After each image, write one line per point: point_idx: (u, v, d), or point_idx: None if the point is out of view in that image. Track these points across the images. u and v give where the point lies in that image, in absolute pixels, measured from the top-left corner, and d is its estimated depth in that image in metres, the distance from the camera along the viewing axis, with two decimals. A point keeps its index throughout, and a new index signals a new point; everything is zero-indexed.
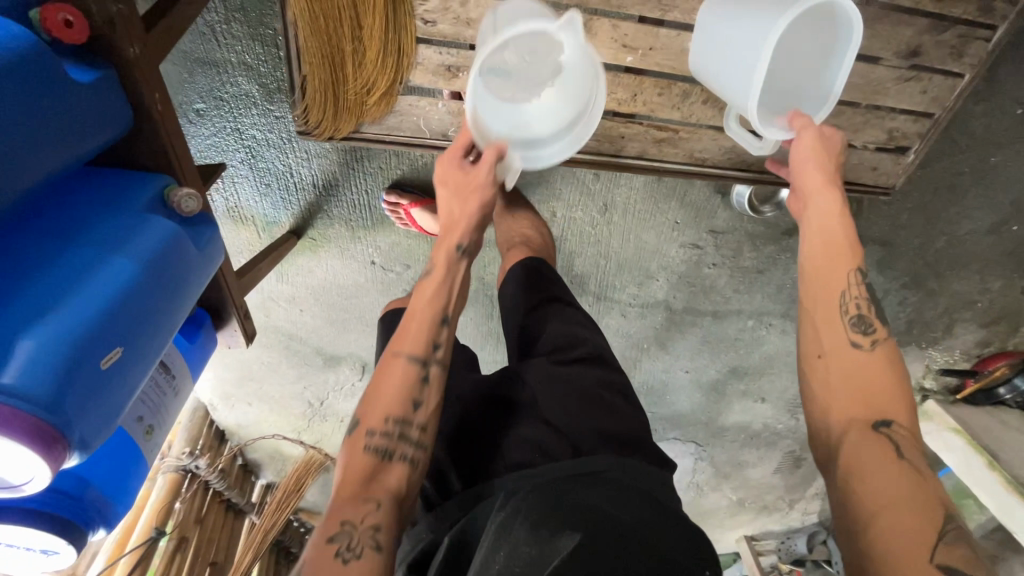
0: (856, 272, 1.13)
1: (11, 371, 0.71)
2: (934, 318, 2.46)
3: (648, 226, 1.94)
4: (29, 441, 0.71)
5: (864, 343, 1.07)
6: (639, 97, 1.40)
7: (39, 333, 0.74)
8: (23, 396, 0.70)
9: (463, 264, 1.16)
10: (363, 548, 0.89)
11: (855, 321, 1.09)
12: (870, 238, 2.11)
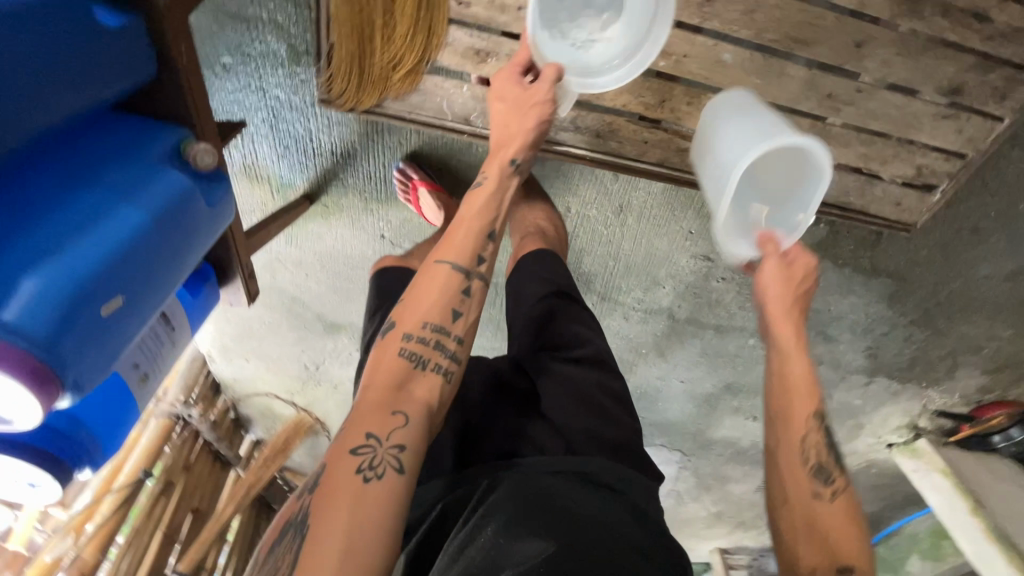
0: (813, 419, 1.12)
1: (12, 308, 0.72)
2: (938, 358, 2.43)
3: (660, 233, 1.92)
4: (25, 377, 0.72)
5: (824, 494, 1.06)
6: (667, 103, 1.38)
7: (41, 274, 0.75)
8: (22, 334, 0.72)
9: (513, 181, 1.16)
10: (388, 463, 0.87)
11: (813, 465, 1.09)
12: (884, 271, 2.08)
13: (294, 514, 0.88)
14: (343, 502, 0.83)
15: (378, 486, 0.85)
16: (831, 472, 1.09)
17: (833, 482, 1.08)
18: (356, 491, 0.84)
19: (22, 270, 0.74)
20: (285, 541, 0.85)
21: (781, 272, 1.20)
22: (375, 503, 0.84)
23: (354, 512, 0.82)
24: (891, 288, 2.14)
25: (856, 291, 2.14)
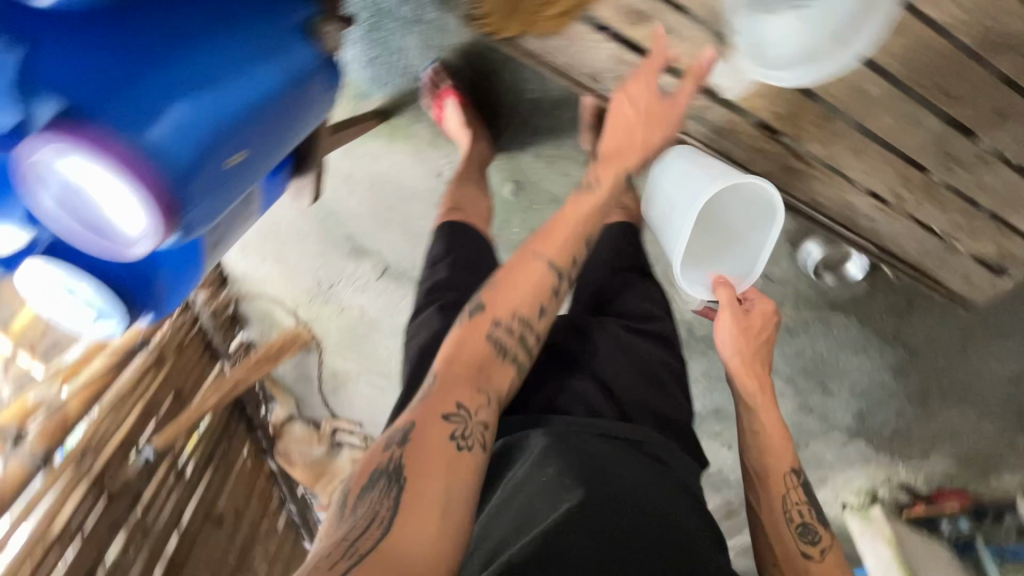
0: (792, 474, 1.24)
1: (157, 136, 0.83)
2: (919, 437, 2.52)
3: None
4: (150, 200, 0.84)
5: (815, 554, 1.17)
6: (795, 119, 1.35)
7: (185, 109, 0.86)
8: (161, 161, 0.83)
9: (623, 189, 1.25)
10: (476, 434, 0.89)
11: (801, 519, 1.21)
12: (903, 342, 2.12)
13: (382, 466, 0.84)
14: (439, 458, 0.83)
15: (470, 453, 0.87)
16: (822, 527, 1.22)
17: (819, 537, 1.20)
18: (450, 452, 0.85)
19: (169, 102, 0.85)
20: (374, 492, 0.81)
21: (738, 322, 1.32)
22: (469, 466, 0.85)
23: (449, 475, 0.82)
24: (903, 360, 2.19)
25: (869, 354, 2.19)
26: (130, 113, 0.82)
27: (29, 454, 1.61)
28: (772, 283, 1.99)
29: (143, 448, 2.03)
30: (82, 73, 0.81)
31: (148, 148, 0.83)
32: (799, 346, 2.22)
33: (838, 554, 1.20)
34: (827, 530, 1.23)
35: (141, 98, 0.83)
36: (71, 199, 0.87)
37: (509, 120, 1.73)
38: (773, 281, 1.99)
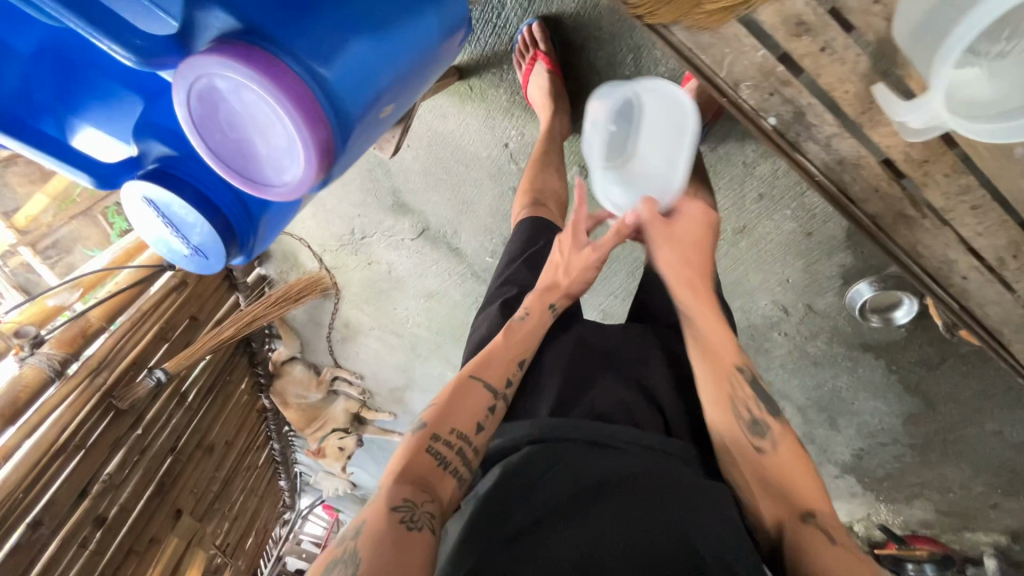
0: (737, 369, 1.13)
1: (331, 70, 0.76)
2: (909, 481, 2.56)
3: (762, 266, 1.89)
4: (315, 145, 0.75)
5: (768, 448, 1.05)
6: (929, 166, 1.00)
7: (360, 48, 0.78)
8: (330, 98, 0.77)
9: (552, 318, 1.25)
10: (426, 522, 0.89)
11: (756, 417, 1.08)
12: (925, 392, 2.11)
13: (335, 558, 0.85)
14: (384, 547, 0.84)
15: (420, 539, 0.86)
16: (763, 414, 1.09)
17: (772, 430, 1.07)
18: (400, 536, 0.85)
19: (347, 36, 0.76)
20: (333, 574, 0.82)
21: (661, 235, 1.23)
22: (421, 550, 0.85)
23: (403, 558, 0.83)
24: (916, 409, 2.19)
25: (886, 399, 2.20)
26: (307, 43, 0.73)
27: (43, 357, 1.51)
28: (812, 312, 1.97)
29: (154, 368, 1.84)
30: None
31: (322, 85, 0.75)
32: (819, 379, 2.22)
33: (802, 452, 1.06)
34: (778, 416, 1.10)
35: (319, 28, 0.74)
36: (216, 127, 0.77)
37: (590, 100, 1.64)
38: (813, 311, 1.97)
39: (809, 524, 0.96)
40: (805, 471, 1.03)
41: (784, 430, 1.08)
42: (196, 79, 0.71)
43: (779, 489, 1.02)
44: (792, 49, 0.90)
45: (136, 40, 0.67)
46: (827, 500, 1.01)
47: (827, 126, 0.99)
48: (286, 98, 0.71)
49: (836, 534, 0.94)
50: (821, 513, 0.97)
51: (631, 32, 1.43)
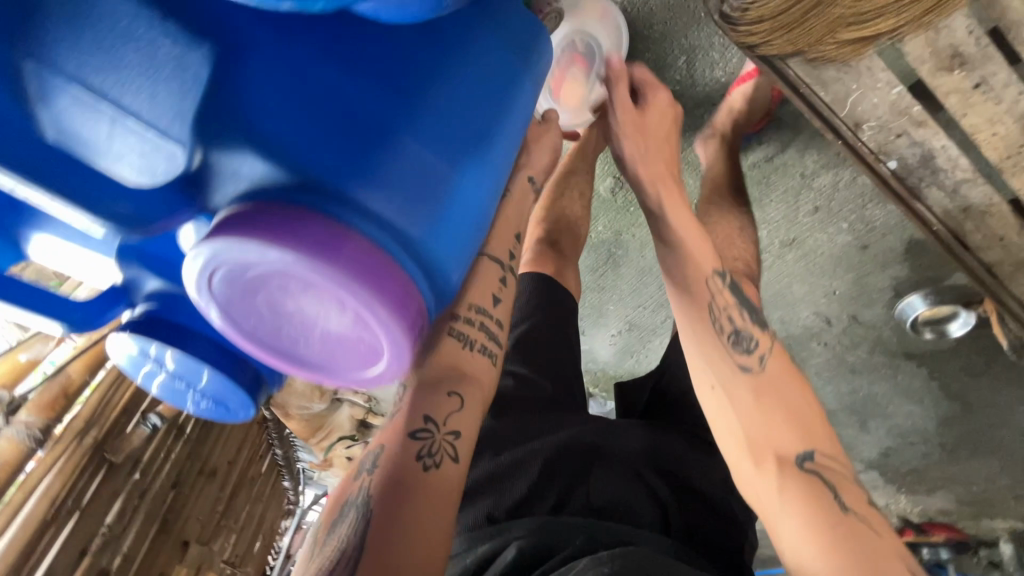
0: (715, 275, 0.74)
1: (420, 216, 0.35)
2: (934, 481, 1.82)
3: (804, 279, 1.31)
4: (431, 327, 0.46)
5: (753, 366, 0.69)
6: None
7: (465, 176, 0.39)
8: (427, 265, 0.37)
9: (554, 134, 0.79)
10: (447, 452, 0.54)
11: (740, 326, 0.71)
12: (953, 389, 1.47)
13: (347, 503, 0.55)
14: (395, 500, 0.51)
15: (444, 485, 0.53)
16: (750, 324, 0.72)
17: (756, 342, 0.71)
18: (416, 487, 0.52)
19: (442, 161, 0.38)
20: (343, 527, 0.53)
21: (625, 126, 0.81)
22: (448, 499, 0.53)
23: (418, 507, 0.51)
24: (952, 410, 1.53)
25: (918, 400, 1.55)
26: (384, 191, 0.34)
27: (21, 428, 1.22)
28: (858, 325, 1.37)
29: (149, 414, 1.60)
30: (316, 115, 0.35)
31: (423, 267, 0.36)
32: (853, 383, 1.56)
33: (794, 373, 0.71)
34: (761, 326, 0.73)
35: (407, 159, 0.36)
36: (244, 304, 0.36)
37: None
38: (857, 323, 1.37)
39: (803, 468, 0.62)
40: (797, 396, 0.68)
41: (772, 344, 0.72)
42: (220, 261, 0.33)
43: (753, 416, 0.66)
44: (936, 87, 0.72)
45: (121, 206, 0.35)
46: (825, 431, 0.67)
47: (959, 173, 0.82)
48: (392, 312, 0.34)
49: (840, 489, 0.62)
50: (817, 455, 0.64)
51: (685, 29, 0.99)
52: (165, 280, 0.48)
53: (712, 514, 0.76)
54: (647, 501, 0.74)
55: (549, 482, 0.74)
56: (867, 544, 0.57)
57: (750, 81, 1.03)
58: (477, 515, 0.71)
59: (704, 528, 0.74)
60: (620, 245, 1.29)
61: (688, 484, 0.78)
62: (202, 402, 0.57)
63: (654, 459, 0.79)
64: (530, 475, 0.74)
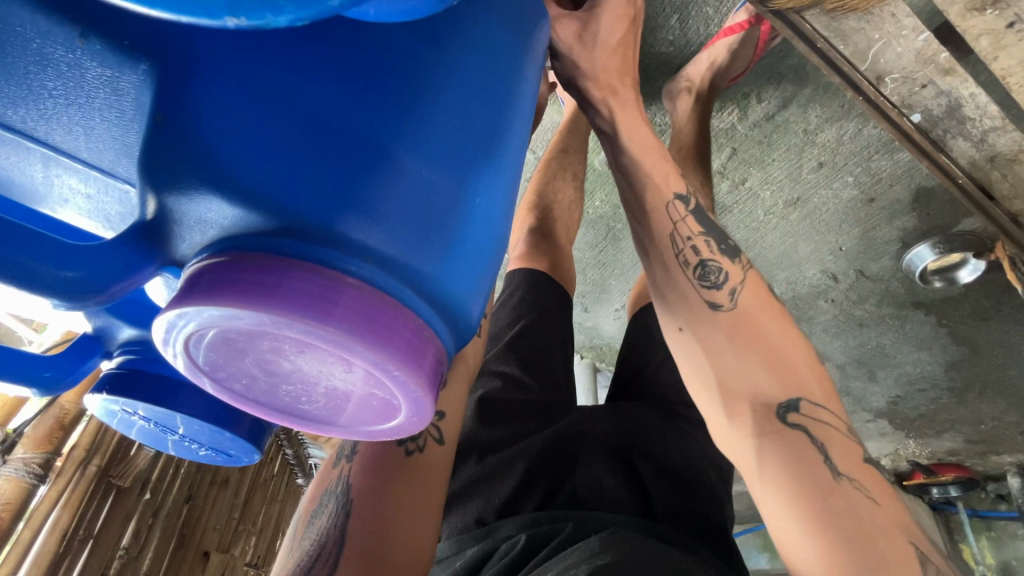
0: (677, 199, 0.56)
1: (440, 246, 0.29)
2: (940, 424, 1.50)
3: (807, 237, 1.07)
4: None
5: (724, 306, 0.52)
6: None
7: (480, 192, 0.31)
8: (455, 304, 0.30)
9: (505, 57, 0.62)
10: (433, 436, 0.52)
11: (706, 258, 0.55)
12: (995, 362, 1.23)
13: (326, 492, 0.52)
14: (380, 483, 0.49)
15: (431, 468, 0.51)
16: (715, 250, 0.55)
17: (726, 276, 0.54)
18: (401, 471, 0.50)
19: (451, 179, 0.30)
20: (323, 516, 0.50)
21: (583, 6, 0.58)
22: (435, 481, 0.51)
23: (404, 489, 0.49)
24: (959, 354, 1.23)
25: (934, 357, 1.26)
26: (386, 230, 0.27)
27: (17, 465, 1.03)
28: (865, 282, 1.13)
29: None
30: (288, 142, 0.26)
31: (443, 309, 0.30)
32: (860, 338, 1.26)
33: (777, 307, 0.54)
34: (734, 255, 0.56)
35: (410, 185, 0.28)
36: (234, 366, 0.30)
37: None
38: (864, 279, 1.12)
39: (787, 422, 0.47)
40: (777, 332, 0.52)
41: (747, 275, 0.55)
42: (196, 325, 0.27)
43: (721, 362, 0.51)
44: (966, 30, 0.64)
45: (65, 270, 0.25)
46: (817, 372, 0.51)
47: (987, 120, 0.71)
48: (415, 368, 0.28)
49: (830, 447, 0.47)
50: (806, 407, 0.48)
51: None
52: (137, 326, 0.42)
53: (699, 497, 0.58)
54: (627, 485, 0.58)
55: (534, 478, 0.59)
56: (868, 519, 0.43)
57: (738, 36, 0.83)
58: (466, 518, 0.59)
59: (697, 511, 0.57)
60: (619, 221, 1.10)
61: (676, 469, 0.60)
62: (202, 450, 0.51)
63: (640, 440, 0.62)
64: (515, 472, 0.59)
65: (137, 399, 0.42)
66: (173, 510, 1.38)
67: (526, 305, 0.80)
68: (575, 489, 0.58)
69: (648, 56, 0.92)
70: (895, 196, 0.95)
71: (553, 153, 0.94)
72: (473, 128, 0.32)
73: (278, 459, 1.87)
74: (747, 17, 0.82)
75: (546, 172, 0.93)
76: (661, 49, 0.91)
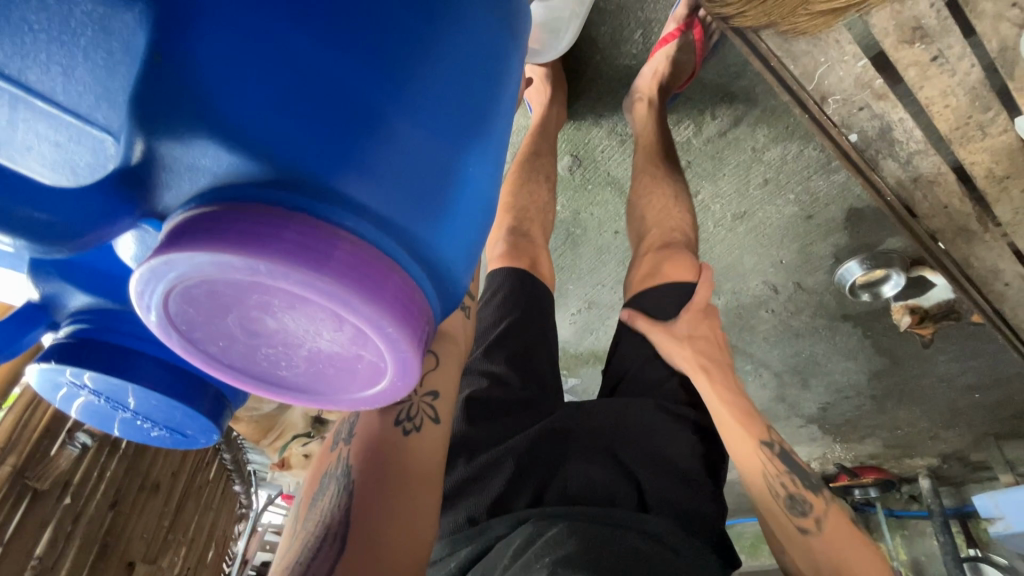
0: (766, 445, 0.63)
1: (428, 214, 0.29)
2: (864, 429, 1.60)
3: (752, 250, 1.12)
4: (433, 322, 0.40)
5: (812, 529, 0.57)
6: (1006, 185, 0.81)
7: (472, 163, 0.32)
8: (441, 270, 0.31)
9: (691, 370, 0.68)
10: (428, 414, 0.52)
11: (787, 491, 0.60)
12: (911, 370, 1.33)
13: (326, 474, 0.52)
14: (377, 462, 0.49)
15: (427, 444, 0.51)
16: (797, 484, 0.60)
17: (811, 505, 0.59)
18: (396, 450, 0.50)
19: (445, 146, 0.30)
20: (325, 499, 0.50)
21: None
22: (431, 460, 0.51)
23: (401, 470, 0.49)
24: (881, 364, 1.34)
25: (859, 364, 1.35)
26: (381, 192, 0.28)
27: None
28: (801, 294, 1.20)
29: (77, 429, 1.18)
30: (285, 97, 0.26)
31: (432, 272, 0.30)
32: (795, 347, 1.34)
33: (865, 539, 0.57)
34: (813, 487, 0.61)
35: (403, 149, 0.28)
36: (218, 326, 0.30)
37: (584, 75, 0.95)
38: (801, 291, 1.19)
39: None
40: (860, 558, 0.55)
41: (829, 509, 0.59)
42: (183, 276, 0.26)
43: (820, 561, 0.55)
44: (897, 60, 0.70)
45: (38, 212, 0.25)
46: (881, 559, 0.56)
47: (913, 144, 0.79)
48: (407, 327, 0.28)
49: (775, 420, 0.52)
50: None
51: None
52: (91, 296, 0.40)
53: (685, 489, 0.61)
54: (616, 477, 0.60)
55: (524, 474, 0.60)
56: None
57: (672, 44, 0.90)
58: (457, 519, 0.59)
59: (684, 503, 0.59)
60: (578, 227, 1.12)
61: (670, 460, 0.63)
62: (155, 431, 0.49)
63: (627, 429, 0.65)
64: (506, 470, 0.60)
65: (88, 368, 0.40)
66: (97, 516, 1.28)
67: (508, 304, 0.79)
68: (565, 484, 0.60)
69: (612, 67, 0.93)
70: (831, 214, 1.02)
71: (524, 156, 0.94)
72: (467, 100, 0.32)
73: (215, 463, 1.79)
74: (676, 26, 0.89)
75: (519, 174, 0.92)
76: (624, 62, 0.92)
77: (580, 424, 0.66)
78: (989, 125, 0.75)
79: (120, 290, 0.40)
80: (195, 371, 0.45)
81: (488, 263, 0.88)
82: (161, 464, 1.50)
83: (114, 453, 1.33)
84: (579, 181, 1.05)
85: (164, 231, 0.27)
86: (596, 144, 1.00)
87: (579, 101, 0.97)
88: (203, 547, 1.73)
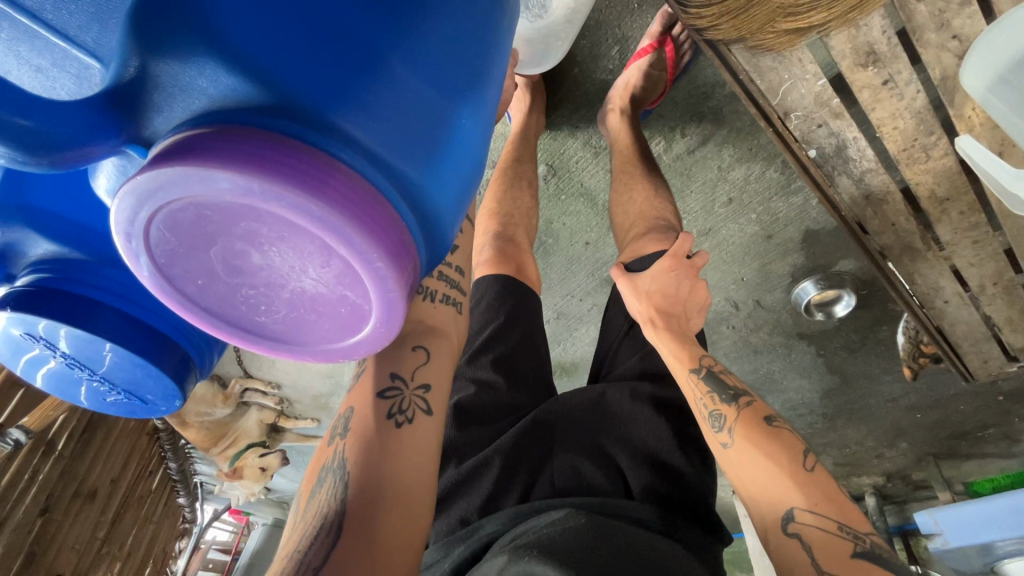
0: (694, 372, 0.64)
1: (419, 158, 0.30)
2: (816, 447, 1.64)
3: (714, 266, 1.13)
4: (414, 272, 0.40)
5: (728, 442, 0.57)
6: (945, 209, 0.85)
7: (466, 116, 0.33)
8: (428, 217, 0.32)
9: (651, 332, 0.70)
10: (420, 407, 0.51)
11: (707, 411, 0.60)
12: (862, 390, 1.37)
13: (324, 467, 0.50)
14: (372, 454, 0.48)
15: (420, 438, 0.50)
16: (713, 401, 0.60)
17: (723, 418, 0.58)
18: (390, 443, 0.48)
19: (442, 96, 0.31)
20: (322, 491, 0.48)
21: None
22: (423, 454, 0.50)
23: (395, 462, 0.48)
24: (832, 383, 1.36)
25: (814, 385, 1.38)
26: (379, 132, 0.28)
27: None
28: (761, 311, 1.21)
29: (9, 426, 1.08)
30: (286, 30, 0.26)
31: (420, 217, 0.31)
32: (754, 363, 1.35)
33: (779, 435, 0.55)
34: (729, 397, 0.60)
35: (403, 93, 0.29)
36: (200, 259, 0.30)
37: (563, 86, 0.97)
38: (760, 309, 1.20)
39: (785, 533, 0.50)
40: (765, 461, 0.53)
41: (744, 411, 0.59)
42: (170, 197, 0.26)
43: (737, 476, 0.55)
44: (852, 82, 0.73)
45: (19, 119, 0.25)
46: (809, 462, 0.53)
47: (865, 162, 0.82)
48: (394, 265, 0.29)
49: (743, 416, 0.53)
50: (801, 514, 0.50)
51: (619, 17, 0.88)
52: (54, 245, 0.38)
53: (679, 486, 0.60)
54: (604, 473, 0.61)
55: (512, 471, 0.61)
56: (829, 551, 0.48)
57: (646, 59, 0.91)
58: (451, 521, 0.59)
59: (680, 498, 0.59)
60: (550, 235, 1.13)
61: (654, 451, 0.63)
62: (115, 393, 0.47)
63: (613, 428, 0.66)
64: (494, 469, 0.61)
65: (51, 319, 0.38)
66: (23, 523, 1.19)
67: (495, 308, 0.78)
68: (554, 480, 0.61)
69: (589, 81, 0.95)
70: (791, 233, 1.04)
71: (506, 162, 0.94)
72: (461, 59, 0.33)
73: (160, 473, 1.69)
74: (651, 41, 0.91)
75: (502, 182, 0.92)
76: (600, 76, 0.95)
77: (567, 423, 0.66)
78: (932, 147, 0.78)
79: (83, 240, 0.38)
80: (162, 331, 0.44)
81: (476, 270, 0.88)
82: (101, 470, 1.41)
83: (48, 455, 1.24)
84: (554, 188, 1.06)
85: (151, 155, 0.27)
86: (571, 156, 1.02)
87: (556, 112, 0.99)
88: (138, 565, 1.64)
